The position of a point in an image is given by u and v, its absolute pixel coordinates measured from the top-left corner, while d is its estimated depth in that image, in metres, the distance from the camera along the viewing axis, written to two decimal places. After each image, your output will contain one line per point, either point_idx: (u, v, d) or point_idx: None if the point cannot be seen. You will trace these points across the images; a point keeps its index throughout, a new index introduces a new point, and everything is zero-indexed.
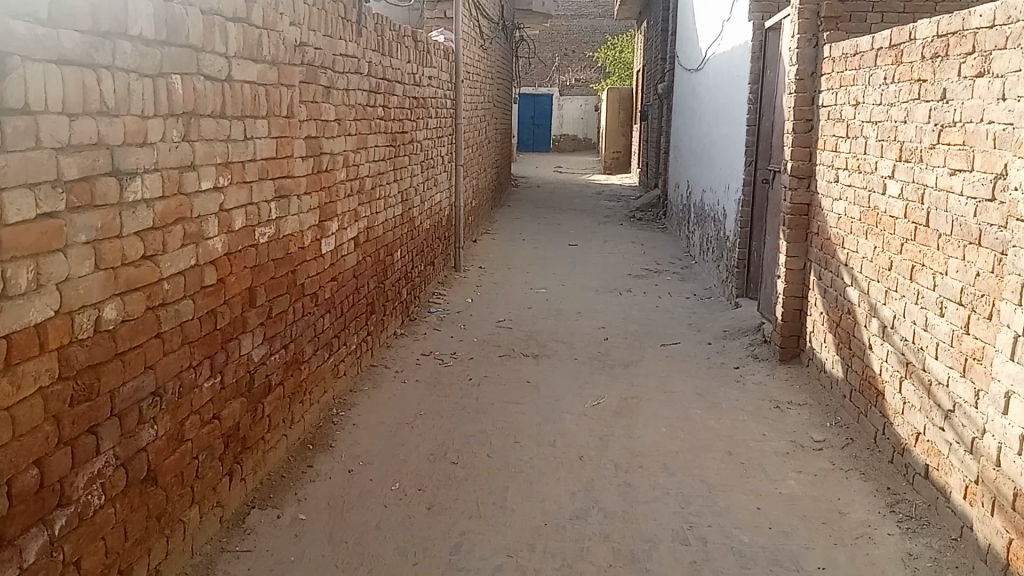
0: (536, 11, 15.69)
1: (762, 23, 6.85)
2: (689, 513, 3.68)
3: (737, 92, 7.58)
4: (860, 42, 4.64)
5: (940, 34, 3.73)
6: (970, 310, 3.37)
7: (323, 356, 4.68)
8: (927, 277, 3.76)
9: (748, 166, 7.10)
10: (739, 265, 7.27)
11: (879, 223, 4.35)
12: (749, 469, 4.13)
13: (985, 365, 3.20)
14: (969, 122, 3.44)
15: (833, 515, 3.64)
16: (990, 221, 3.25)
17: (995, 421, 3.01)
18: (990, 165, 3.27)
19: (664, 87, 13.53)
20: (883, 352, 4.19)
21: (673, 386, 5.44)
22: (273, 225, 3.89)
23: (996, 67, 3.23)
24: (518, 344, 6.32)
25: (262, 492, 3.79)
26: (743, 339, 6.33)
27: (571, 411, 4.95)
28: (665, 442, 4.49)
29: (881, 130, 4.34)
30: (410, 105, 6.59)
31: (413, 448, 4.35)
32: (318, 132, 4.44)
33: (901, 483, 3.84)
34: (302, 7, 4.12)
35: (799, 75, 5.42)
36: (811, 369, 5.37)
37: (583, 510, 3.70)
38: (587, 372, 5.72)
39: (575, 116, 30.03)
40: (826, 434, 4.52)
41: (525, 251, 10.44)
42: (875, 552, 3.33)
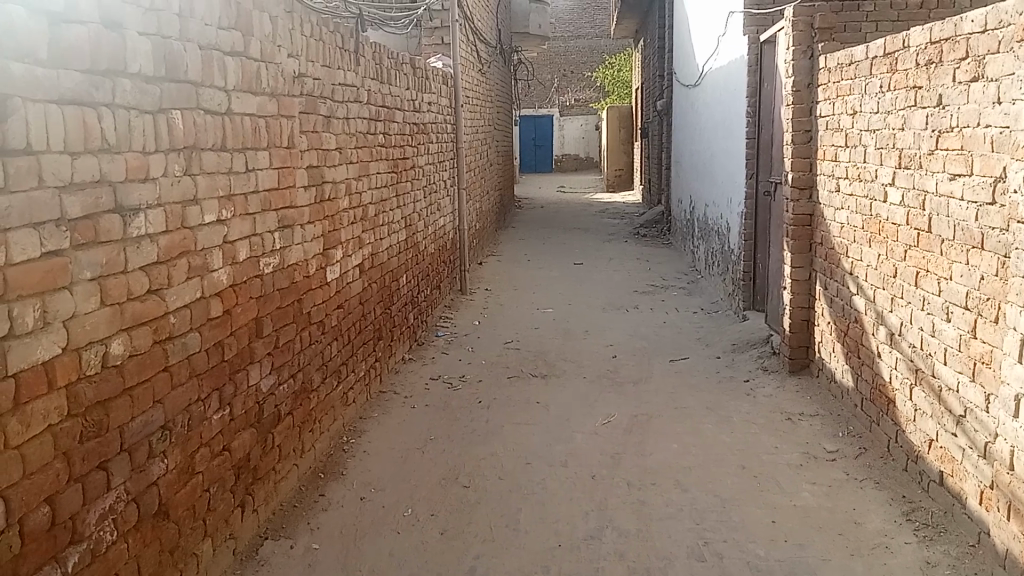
0: (534, 33, 15.83)
1: (757, 37, 6.89)
2: (704, 529, 3.65)
3: (735, 107, 7.62)
4: (855, 51, 4.66)
5: (933, 40, 3.75)
6: (976, 313, 3.35)
7: (332, 384, 4.68)
8: (932, 282, 3.75)
9: (750, 179, 7.13)
10: (745, 278, 7.27)
11: (882, 230, 4.35)
12: (763, 482, 4.10)
13: (994, 368, 3.19)
14: (966, 126, 3.45)
15: (849, 526, 3.61)
16: (992, 224, 3.24)
17: (1008, 425, 2.97)
18: (988, 168, 3.27)
19: (664, 104, 13.61)
20: (892, 360, 4.17)
21: (683, 401, 5.42)
22: (277, 255, 3.91)
23: (990, 71, 3.24)
24: (527, 365, 6.32)
25: (275, 522, 3.78)
26: (752, 351, 6.32)
27: (582, 430, 4.93)
28: (676, 458, 4.47)
29: (879, 138, 4.35)
30: (410, 131, 6.63)
31: (424, 474, 4.33)
32: (320, 162, 4.48)
33: (917, 490, 3.80)
34: (300, 40, 4.18)
35: (796, 87, 5.45)
36: (822, 379, 5.34)
37: (597, 530, 3.68)
38: (597, 391, 5.70)
39: (576, 136, 29.77)
40: (839, 444, 4.49)
41: (531, 272, 10.44)
42: (892, 561, 3.30)
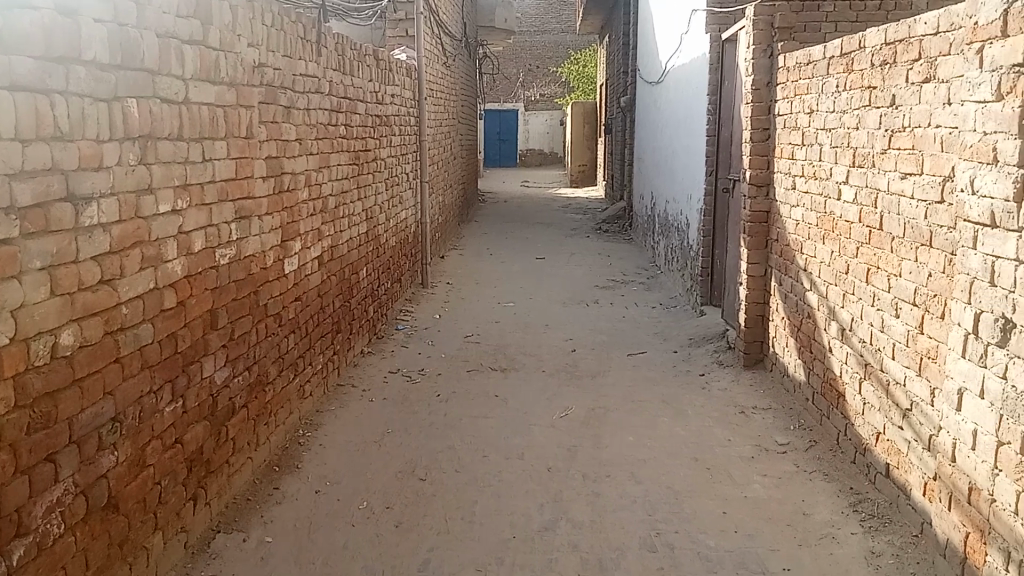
0: (500, 26, 15.80)
1: (720, 35, 6.96)
2: (656, 520, 3.70)
3: (697, 104, 7.71)
4: (812, 51, 4.74)
5: (887, 42, 3.82)
6: (923, 310, 3.43)
7: (288, 377, 4.64)
8: (882, 279, 3.83)
9: (709, 176, 7.22)
10: (703, 273, 7.35)
11: (835, 228, 4.43)
12: (715, 474, 4.17)
13: (939, 363, 3.27)
14: (917, 127, 3.53)
15: (797, 517, 3.68)
16: (940, 223, 3.32)
17: (949, 418, 3.03)
18: (938, 168, 3.35)
19: (627, 101, 13.68)
20: (842, 355, 4.26)
21: (641, 395, 5.48)
22: (233, 246, 3.87)
23: (941, 72, 3.32)
24: (487, 359, 6.33)
25: (228, 515, 3.75)
26: (708, 346, 6.41)
27: (540, 423, 4.96)
28: (632, 450, 4.52)
29: (834, 137, 4.43)
30: (373, 123, 6.59)
31: (381, 467, 4.33)
32: (279, 152, 4.44)
33: (864, 482, 3.88)
34: (260, 30, 4.14)
35: (755, 86, 5.51)
36: (775, 373, 5.43)
37: (552, 521, 3.71)
38: (556, 384, 5.73)
39: (540, 132, 29.97)
40: (790, 437, 4.57)
41: (493, 265, 10.45)
42: (838, 552, 3.37)
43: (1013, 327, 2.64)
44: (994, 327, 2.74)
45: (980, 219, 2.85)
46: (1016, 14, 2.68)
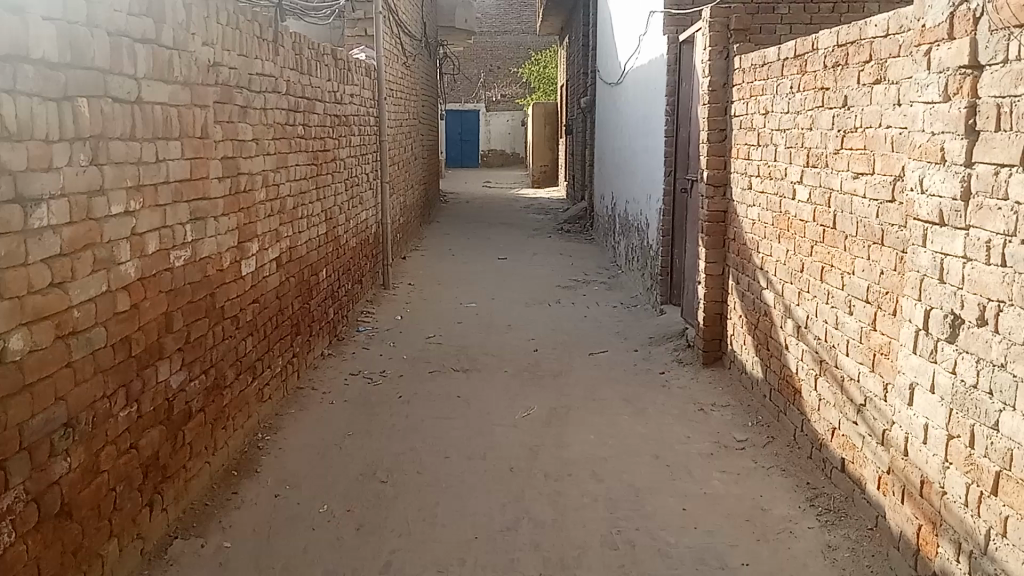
0: (460, 27, 15.78)
1: (677, 36, 7.03)
2: (617, 518, 3.72)
3: (655, 105, 7.77)
4: (767, 53, 4.81)
5: (839, 44, 3.89)
6: (876, 306, 3.50)
7: (246, 380, 4.59)
8: (836, 277, 3.90)
9: (668, 177, 7.28)
10: (663, 273, 7.42)
11: (790, 227, 4.50)
12: (675, 471, 4.20)
13: (891, 359, 3.34)
14: (868, 127, 3.60)
15: (756, 512, 3.73)
16: (892, 221, 3.39)
17: (900, 412, 3.09)
18: (889, 168, 3.42)
19: (586, 101, 13.74)
20: (798, 352, 4.33)
21: (602, 394, 5.51)
22: (189, 248, 3.81)
23: (891, 74, 3.39)
24: (449, 359, 6.32)
25: (186, 521, 3.70)
26: (668, 344, 6.46)
27: (502, 423, 4.96)
28: (593, 448, 4.55)
29: (789, 137, 4.50)
30: (331, 123, 6.54)
31: (341, 470, 4.30)
32: (235, 152, 4.38)
33: (820, 477, 3.95)
34: (214, 28, 4.08)
35: (712, 87, 5.58)
36: (734, 370, 5.50)
37: (514, 521, 3.72)
38: (518, 384, 5.74)
39: (503, 132, 29.93)
40: (748, 434, 4.63)
41: (455, 266, 10.43)
42: (796, 546, 3.43)
43: (962, 322, 2.70)
44: (943, 323, 2.80)
45: (929, 218, 2.92)
46: (963, 17, 2.74)
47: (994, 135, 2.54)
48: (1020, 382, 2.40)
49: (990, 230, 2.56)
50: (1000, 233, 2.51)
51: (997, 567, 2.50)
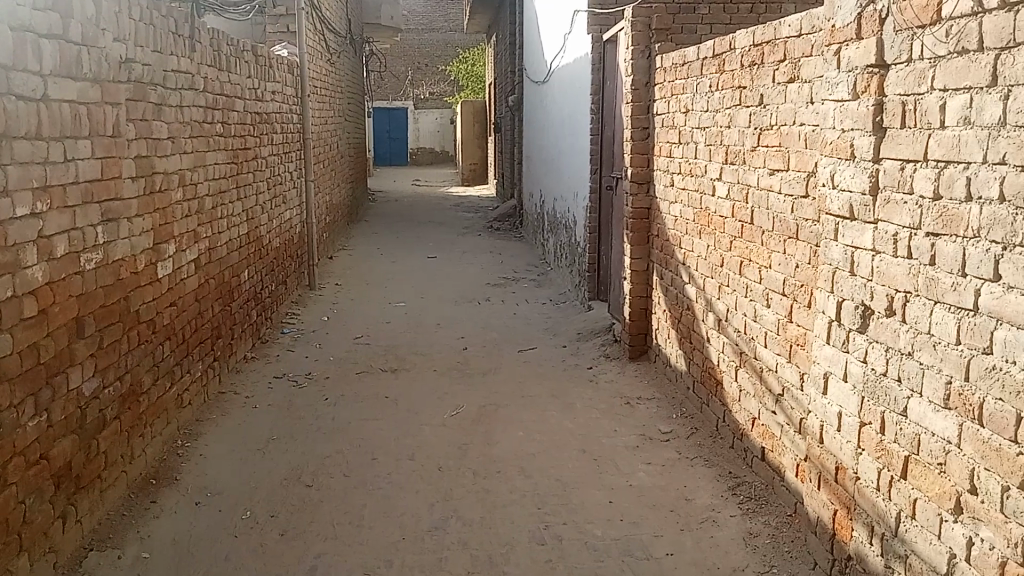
0: (386, 24, 15.63)
1: (601, 35, 7.10)
2: (545, 513, 3.74)
3: (581, 103, 7.84)
4: (687, 52, 4.89)
5: (755, 43, 3.98)
6: (791, 299, 3.60)
7: (164, 386, 4.46)
8: (754, 271, 4.00)
9: (594, 174, 7.35)
10: (590, 269, 7.49)
11: (711, 223, 4.59)
12: (602, 465, 4.25)
13: (807, 350, 3.43)
14: (783, 125, 3.69)
15: (680, 502, 3.80)
16: (805, 216, 3.49)
17: (815, 401, 3.18)
18: (802, 164, 3.51)
19: (515, 100, 13.77)
20: (719, 344, 4.42)
21: (530, 390, 5.53)
22: (100, 250, 3.68)
23: (804, 73, 3.48)
24: (376, 360, 6.26)
25: (101, 532, 3.57)
26: (596, 340, 6.53)
27: (430, 423, 4.94)
28: (521, 445, 4.56)
29: (708, 135, 4.59)
30: (252, 121, 6.40)
31: (265, 475, 4.21)
32: (149, 151, 4.25)
33: (742, 466, 4.04)
34: (126, 23, 3.95)
35: (635, 85, 5.65)
36: (659, 364, 5.58)
37: (442, 520, 3.70)
38: (447, 383, 5.72)
39: (432, 131, 29.56)
40: (673, 426, 4.71)
41: (383, 265, 10.34)
42: (718, 534, 3.50)
43: (872, 313, 2.79)
44: (854, 314, 2.89)
45: (840, 212, 3.00)
46: (869, 17, 2.82)
47: (900, 132, 2.62)
48: (926, 369, 2.50)
49: (897, 223, 2.65)
50: (906, 226, 2.60)
51: (906, 548, 2.60)
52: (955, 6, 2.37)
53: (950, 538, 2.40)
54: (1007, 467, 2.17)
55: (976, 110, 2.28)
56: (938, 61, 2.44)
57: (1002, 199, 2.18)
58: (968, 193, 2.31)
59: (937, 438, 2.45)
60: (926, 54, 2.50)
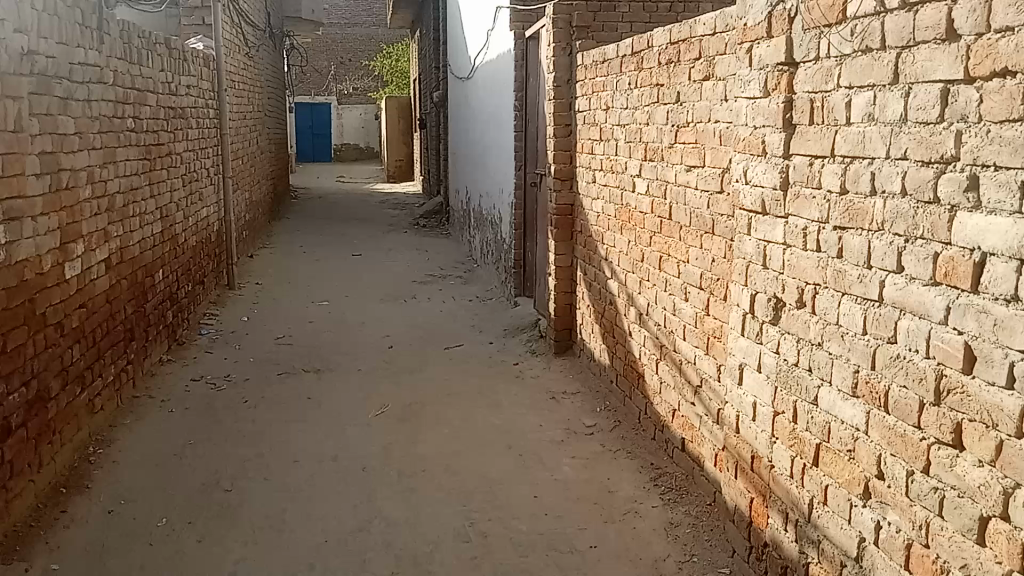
0: (306, 19, 15.36)
1: (523, 32, 7.12)
2: (471, 510, 3.74)
3: (504, 100, 7.85)
4: (606, 50, 4.94)
5: (672, 42, 4.05)
6: (708, 293, 3.68)
7: (73, 391, 4.29)
8: (673, 266, 4.07)
9: (518, 171, 7.37)
10: (515, 265, 7.51)
11: (631, 219, 4.65)
12: (527, 460, 4.27)
13: (723, 342, 3.52)
14: (699, 122, 3.77)
15: (603, 494, 3.85)
16: (721, 211, 3.57)
17: (731, 392, 3.25)
18: (718, 161, 3.59)
19: (439, 95, 13.70)
20: (641, 338, 4.49)
21: (455, 388, 5.52)
22: (3, 251, 3.52)
23: (718, 71, 3.56)
24: (299, 360, 6.15)
25: (7, 545, 3.42)
26: (522, 336, 6.55)
27: (354, 423, 4.88)
28: (447, 442, 4.55)
29: (628, 132, 4.65)
30: (165, 116, 6.21)
31: (182, 481, 4.10)
32: (55, 147, 4.09)
33: (663, 457, 4.12)
34: (28, 13, 3.78)
35: (557, 82, 5.69)
36: (583, 358, 5.64)
37: (366, 521, 3.66)
38: (371, 382, 5.67)
39: (356, 126, 29.16)
40: (597, 419, 4.77)
41: (306, 264, 10.16)
42: (640, 525, 3.57)
43: (784, 305, 2.87)
44: (767, 306, 2.97)
45: (753, 207, 3.07)
46: (779, 17, 2.90)
47: (809, 128, 2.70)
48: (835, 358, 2.58)
49: (805, 218, 2.73)
50: (815, 220, 2.67)
51: (819, 533, 2.68)
52: (859, 6, 2.45)
53: (860, 522, 2.49)
54: (911, 452, 2.26)
55: (879, 107, 2.36)
56: (843, 59, 2.52)
57: (904, 192, 2.27)
58: (872, 187, 2.39)
59: (846, 426, 2.53)
60: (833, 52, 2.58)
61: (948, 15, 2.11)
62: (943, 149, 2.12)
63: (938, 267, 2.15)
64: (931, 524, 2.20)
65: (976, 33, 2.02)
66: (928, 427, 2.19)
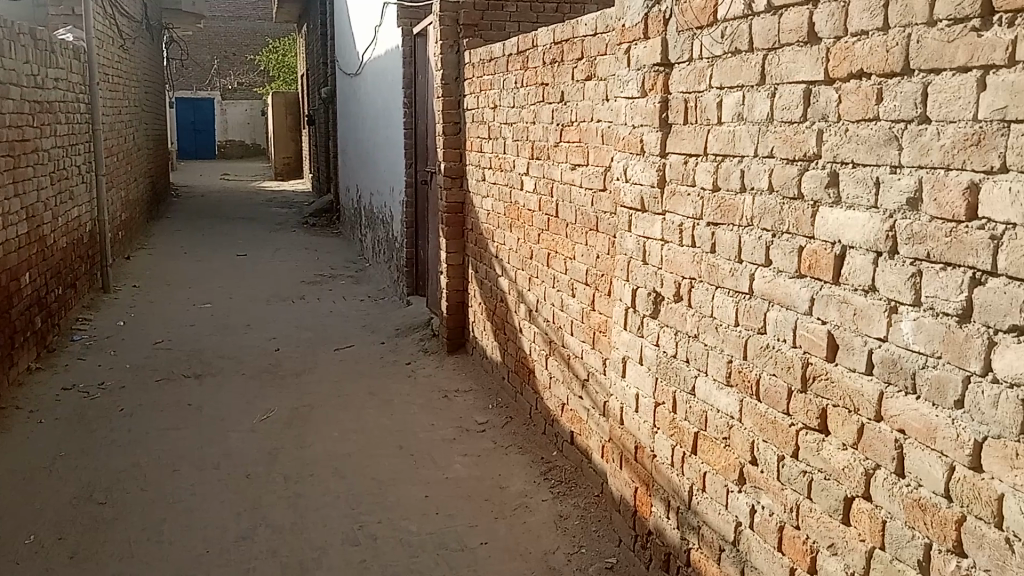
0: (186, 11, 14.80)
1: (410, 29, 7.07)
2: (359, 513, 3.69)
3: (393, 97, 7.77)
4: (493, 49, 4.96)
5: (555, 41, 4.09)
6: (593, 288, 3.75)
7: None
8: (560, 262, 4.12)
9: (409, 168, 7.31)
10: (406, 264, 7.45)
11: (520, 217, 4.69)
12: (418, 460, 4.25)
13: (608, 336, 3.59)
14: (583, 121, 3.83)
15: (494, 491, 3.88)
16: (604, 208, 3.64)
17: (616, 384, 3.32)
18: (601, 159, 3.67)
19: (327, 92, 13.44)
20: (530, 335, 4.53)
21: (345, 389, 5.43)
22: None
23: (600, 71, 3.63)
24: (180, 366, 5.92)
25: None
26: (414, 335, 6.51)
27: (239, 429, 4.73)
28: (336, 445, 4.47)
29: (515, 130, 4.68)
30: (30, 110, 5.85)
31: (52, 495, 3.88)
32: None
33: (553, 451, 4.17)
34: None
35: (445, 80, 5.69)
36: (475, 356, 5.65)
37: (250, 529, 3.56)
38: (257, 386, 5.51)
39: (241, 121, 28.27)
40: (488, 416, 4.79)
41: (188, 265, 9.79)
42: (530, 519, 3.61)
43: (663, 299, 2.95)
44: (647, 300, 3.04)
45: (633, 204, 3.14)
46: (654, 18, 2.97)
47: (683, 128, 2.78)
48: (710, 349, 2.67)
49: (681, 214, 2.81)
50: (690, 217, 2.76)
51: (698, 520, 2.77)
52: (728, 9, 2.54)
53: (735, 506, 2.59)
54: (781, 438, 2.36)
55: (747, 107, 2.45)
56: (714, 60, 2.61)
57: (771, 189, 2.36)
58: (742, 184, 2.48)
59: (721, 414, 2.63)
60: (705, 54, 2.66)
61: (809, 19, 2.21)
62: (806, 147, 2.22)
63: (802, 260, 2.25)
64: (800, 506, 2.31)
65: (835, 36, 2.13)
66: (796, 414, 2.30)
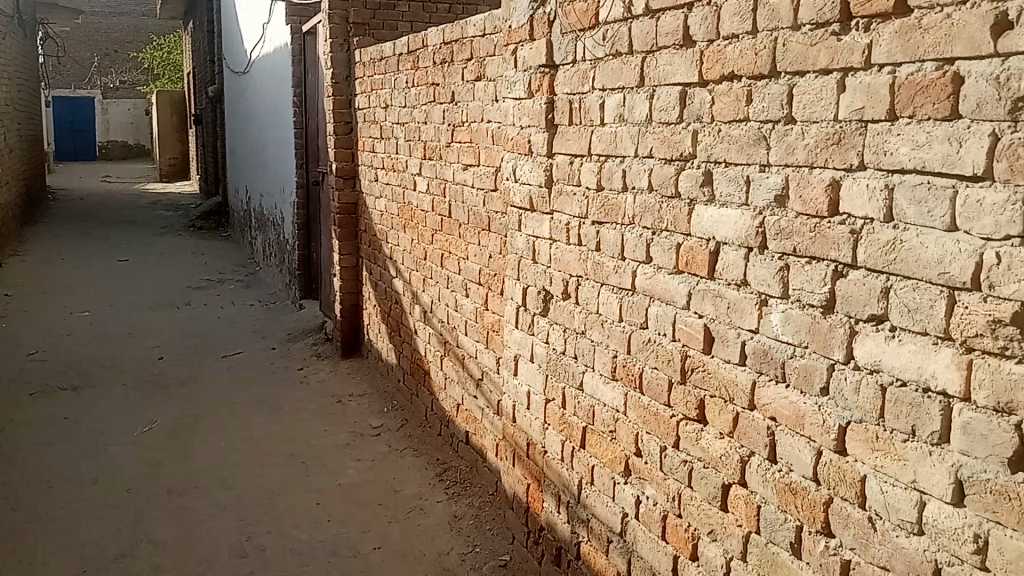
0: (62, 6, 14.08)
1: (300, 27, 6.92)
2: (248, 524, 3.60)
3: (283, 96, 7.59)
4: (384, 48, 4.92)
5: (445, 42, 4.09)
6: (486, 288, 3.76)
7: None
8: (453, 263, 4.12)
9: (300, 169, 7.15)
10: (299, 267, 7.29)
11: (413, 218, 4.66)
12: (310, 466, 4.17)
13: (500, 335, 3.61)
14: (473, 121, 3.84)
15: (388, 495, 3.85)
16: (495, 208, 3.66)
17: (508, 383, 3.34)
18: (491, 159, 3.68)
19: (216, 91, 13.01)
20: (425, 335, 4.51)
21: (235, 397, 5.27)
22: None
23: (489, 71, 3.65)
24: (55, 378, 5.62)
25: None
26: (307, 340, 6.38)
27: (120, 441, 4.53)
28: (224, 455, 4.34)
29: (407, 131, 4.65)
30: None
31: None
32: None
33: (448, 451, 4.16)
34: None
35: (335, 78, 5.62)
36: (370, 358, 5.58)
37: (131, 546, 3.42)
38: (140, 397, 5.29)
39: (124, 122, 27.05)
40: (383, 419, 4.74)
41: (66, 271, 9.31)
42: (425, 522, 3.61)
43: (551, 298, 2.99)
44: (537, 299, 3.07)
45: (522, 204, 3.17)
46: (540, 20, 3.00)
47: (568, 128, 2.83)
48: (596, 345, 2.72)
49: (567, 213, 2.85)
50: (576, 216, 2.80)
51: (587, 513, 2.82)
52: (609, 12, 2.59)
53: (622, 498, 2.64)
54: (663, 429, 2.42)
55: (628, 108, 2.51)
56: (597, 62, 2.66)
57: (651, 188, 2.43)
58: (624, 183, 2.54)
59: (608, 408, 2.68)
60: (587, 56, 2.71)
61: (684, 22, 2.28)
62: (682, 147, 2.29)
63: (680, 256, 2.32)
64: (682, 495, 2.38)
65: (708, 39, 2.19)
66: (676, 405, 2.36)
